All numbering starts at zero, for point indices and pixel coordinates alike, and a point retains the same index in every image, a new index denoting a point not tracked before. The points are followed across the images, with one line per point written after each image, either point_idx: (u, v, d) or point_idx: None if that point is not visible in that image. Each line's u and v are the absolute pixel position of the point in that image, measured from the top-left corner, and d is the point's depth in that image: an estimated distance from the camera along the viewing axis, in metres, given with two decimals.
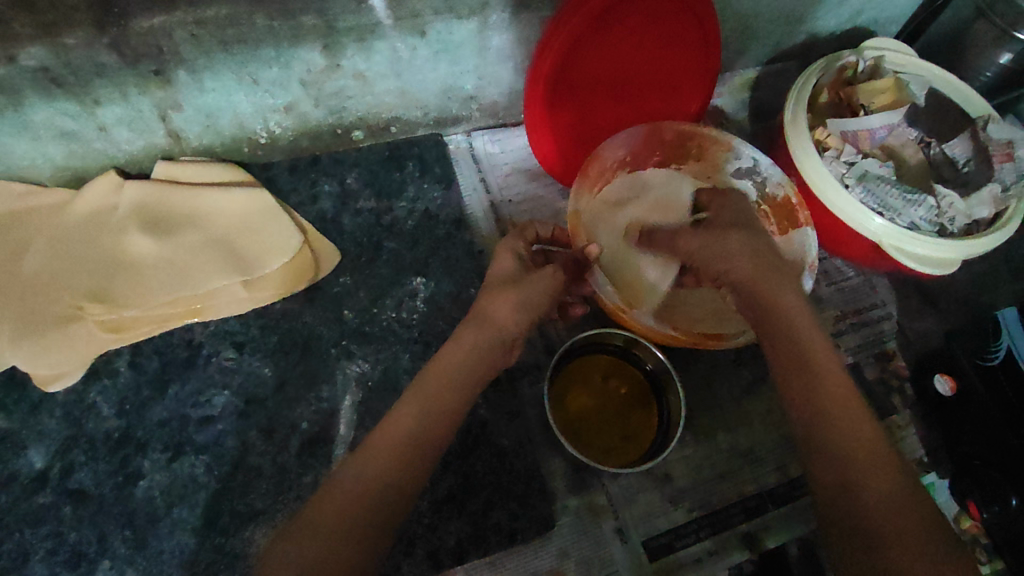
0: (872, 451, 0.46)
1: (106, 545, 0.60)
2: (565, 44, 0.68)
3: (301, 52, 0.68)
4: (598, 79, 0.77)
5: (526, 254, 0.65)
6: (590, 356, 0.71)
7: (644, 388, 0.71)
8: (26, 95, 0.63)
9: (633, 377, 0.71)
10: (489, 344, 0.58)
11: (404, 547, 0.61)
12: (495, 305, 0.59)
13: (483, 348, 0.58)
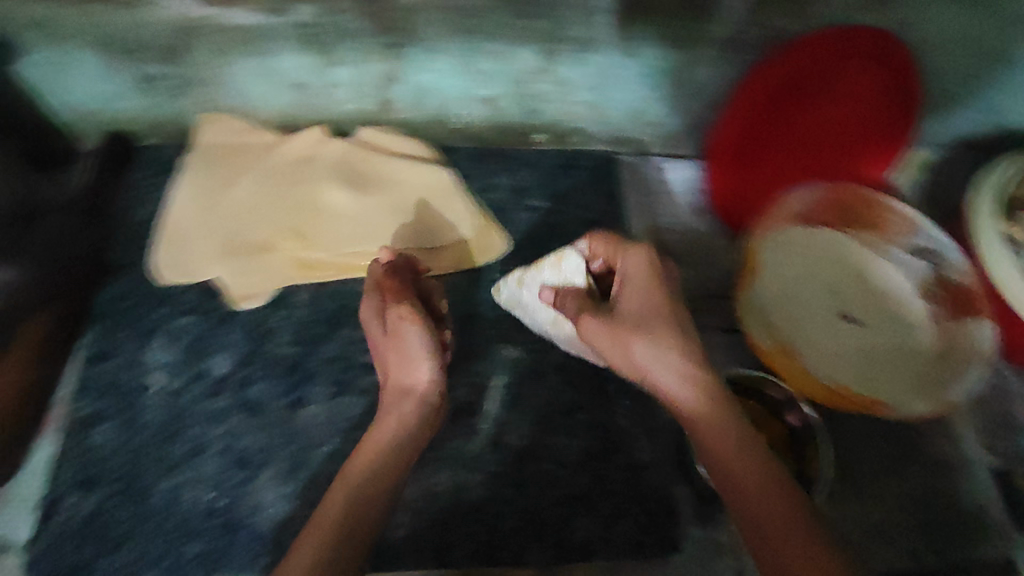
0: (782, 542, 0.51)
1: (270, 456, 0.65)
2: (756, 98, 0.73)
3: (523, 51, 0.71)
4: (785, 134, 0.78)
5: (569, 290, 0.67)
6: (741, 399, 0.73)
7: (782, 438, 0.71)
8: (279, 44, 0.68)
9: (778, 429, 0.71)
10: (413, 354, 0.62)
11: (533, 532, 0.64)
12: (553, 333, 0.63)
13: (395, 354, 0.63)
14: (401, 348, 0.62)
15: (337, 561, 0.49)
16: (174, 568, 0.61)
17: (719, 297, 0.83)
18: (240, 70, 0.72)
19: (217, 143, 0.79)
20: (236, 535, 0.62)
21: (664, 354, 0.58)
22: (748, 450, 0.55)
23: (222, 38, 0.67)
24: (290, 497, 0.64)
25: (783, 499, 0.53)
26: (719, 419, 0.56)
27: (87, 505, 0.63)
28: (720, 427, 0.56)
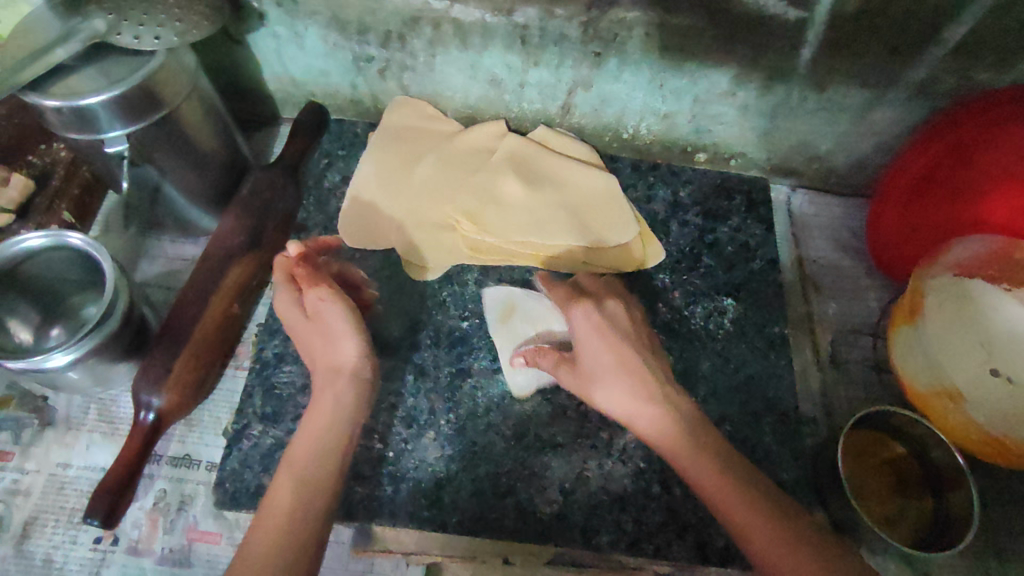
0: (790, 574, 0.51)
1: (434, 418, 0.70)
2: (953, 142, 0.72)
3: (714, 74, 0.74)
4: (947, 200, 0.73)
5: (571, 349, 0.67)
6: (879, 438, 0.75)
7: (918, 482, 0.73)
8: (494, 41, 0.73)
9: (914, 472, 0.73)
10: (313, 335, 0.64)
11: (676, 529, 0.68)
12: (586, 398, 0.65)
13: (314, 338, 0.64)
14: (323, 333, 0.63)
15: (315, 516, 0.55)
16: (343, 506, 0.65)
17: (864, 334, 0.84)
18: (445, 63, 0.77)
19: (403, 124, 0.84)
20: (401, 484, 0.67)
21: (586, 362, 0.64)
22: (700, 455, 0.58)
23: (444, 28, 0.72)
24: (451, 459, 0.68)
25: (775, 528, 0.53)
26: (686, 452, 0.59)
27: (268, 437, 0.67)
28: (662, 429, 0.60)
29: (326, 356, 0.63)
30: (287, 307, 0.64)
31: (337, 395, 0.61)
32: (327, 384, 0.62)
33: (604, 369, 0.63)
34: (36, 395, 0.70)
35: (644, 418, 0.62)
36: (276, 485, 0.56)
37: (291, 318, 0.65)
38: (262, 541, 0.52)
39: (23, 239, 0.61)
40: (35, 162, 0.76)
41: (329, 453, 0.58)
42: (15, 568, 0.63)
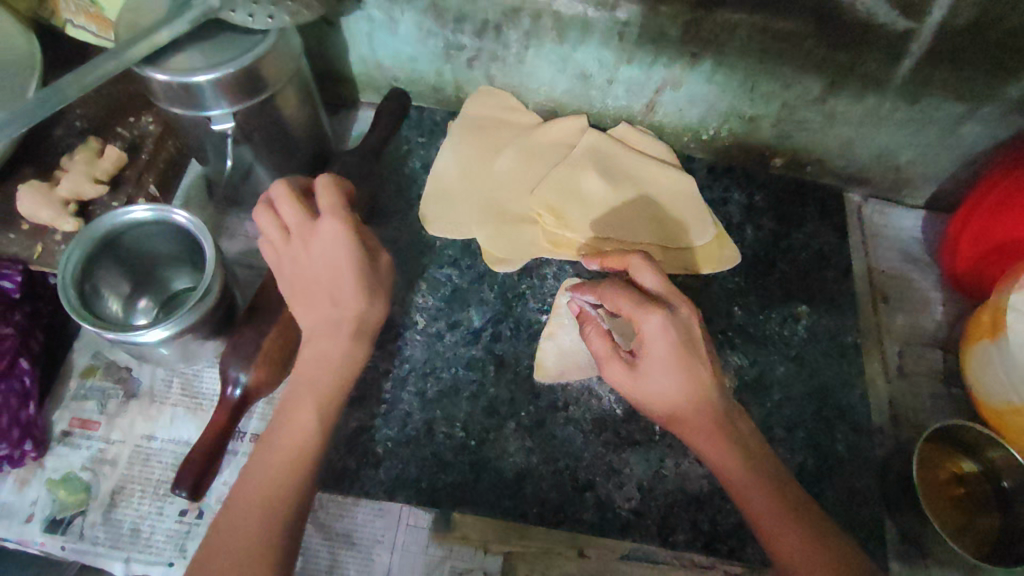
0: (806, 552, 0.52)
1: (514, 409, 0.70)
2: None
3: (808, 80, 0.74)
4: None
5: (666, 301, 0.59)
6: (940, 447, 0.73)
7: (985, 494, 0.71)
8: (591, 36, 0.74)
9: (976, 481, 0.72)
10: (330, 270, 0.57)
11: (751, 533, 0.66)
12: (646, 356, 0.58)
13: (327, 271, 0.57)
14: (337, 273, 0.57)
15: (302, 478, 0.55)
16: (427, 492, 0.66)
17: (933, 347, 0.81)
18: (536, 56, 0.78)
19: (484, 115, 0.84)
20: (483, 473, 0.67)
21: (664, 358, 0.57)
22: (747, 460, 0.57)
23: (543, 21, 0.73)
24: (530, 451, 0.68)
25: (788, 513, 0.54)
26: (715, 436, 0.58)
27: (353, 420, 0.68)
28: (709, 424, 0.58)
29: (332, 295, 0.57)
30: (320, 235, 0.57)
31: (317, 332, 0.58)
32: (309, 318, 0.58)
33: (669, 371, 0.57)
34: (122, 366, 0.71)
35: (700, 410, 0.58)
36: (296, 414, 0.56)
37: (313, 244, 0.57)
38: (269, 475, 0.54)
39: (131, 210, 0.63)
40: (124, 133, 0.77)
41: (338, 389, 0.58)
42: (104, 536, 0.64)
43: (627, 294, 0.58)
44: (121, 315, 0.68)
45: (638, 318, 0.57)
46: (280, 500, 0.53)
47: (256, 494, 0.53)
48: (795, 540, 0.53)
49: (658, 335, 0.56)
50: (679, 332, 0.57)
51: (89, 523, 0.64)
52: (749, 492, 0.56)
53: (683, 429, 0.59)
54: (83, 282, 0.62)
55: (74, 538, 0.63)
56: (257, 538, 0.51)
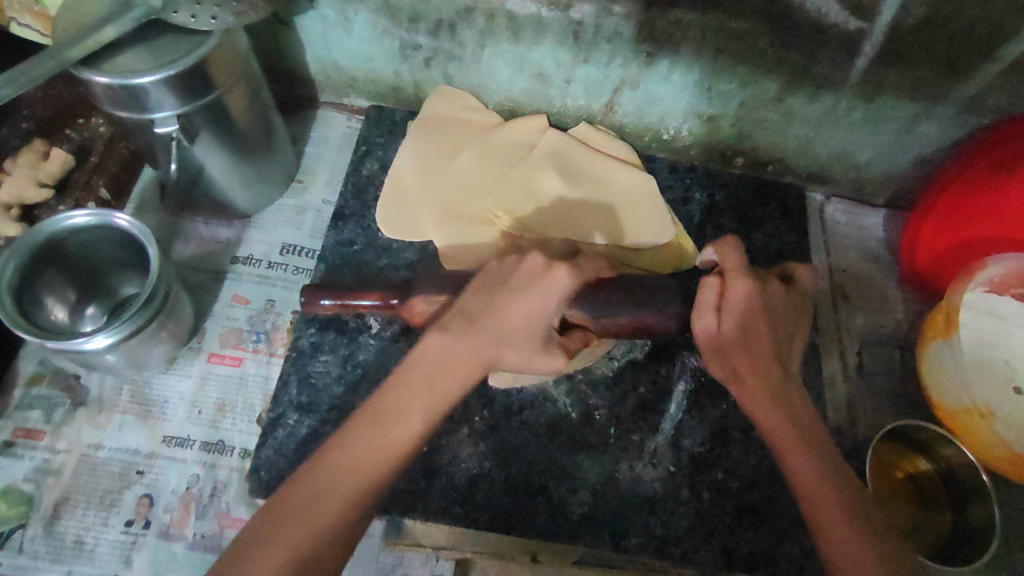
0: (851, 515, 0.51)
1: (468, 414, 0.69)
2: (992, 164, 0.71)
3: (765, 80, 0.74)
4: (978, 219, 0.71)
5: (762, 276, 0.60)
6: (893, 447, 0.73)
7: (939, 495, 0.71)
8: (546, 36, 0.73)
9: (929, 481, 0.72)
10: (528, 310, 0.52)
11: (702, 536, 0.66)
12: (724, 310, 0.59)
13: (517, 307, 0.52)
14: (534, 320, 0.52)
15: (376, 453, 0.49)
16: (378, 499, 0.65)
17: (891, 346, 0.82)
18: (493, 55, 0.78)
19: (443, 113, 0.83)
20: (435, 479, 0.66)
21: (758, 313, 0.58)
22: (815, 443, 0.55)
23: (497, 20, 0.73)
24: (484, 456, 0.67)
25: (839, 480, 0.53)
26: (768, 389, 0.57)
27: (304, 427, 0.67)
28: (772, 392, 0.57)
29: (524, 327, 0.52)
30: (531, 274, 0.53)
31: (451, 361, 0.51)
32: (450, 353, 0.51)
33: (751, 309, 0.58)
34: (69, 373, 0.70)
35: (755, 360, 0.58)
36: (408, 405, 0.50)
37: (508, 281, 0.54)
38: (362, 443, 0.49)
39: (70, 215, 0.62)
40: (73, 135, 0.77)
41: (444, 389, 0.51)
42: (47, 548, 0.63)
43: (734, 250, 0.60)
44: (66, 323, 0.67)
45: (732, 272, 0.59)
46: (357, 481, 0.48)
47: (344, 464, 0.48)
48: (830, 497, 0.52)
49: (742, 303, 0.58)
50: (761, 299, 0.59)
51: (30, 535, 0.63)
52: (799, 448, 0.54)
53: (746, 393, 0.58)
54: (21, 290, 0.60)
55: (14, 552, 0.62)
56: (338, 512, 0.47)
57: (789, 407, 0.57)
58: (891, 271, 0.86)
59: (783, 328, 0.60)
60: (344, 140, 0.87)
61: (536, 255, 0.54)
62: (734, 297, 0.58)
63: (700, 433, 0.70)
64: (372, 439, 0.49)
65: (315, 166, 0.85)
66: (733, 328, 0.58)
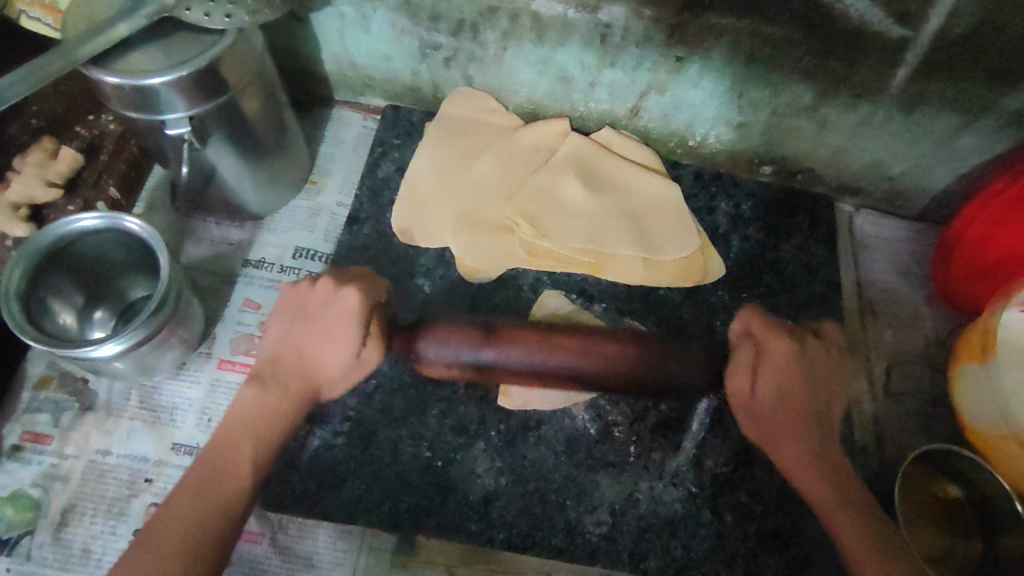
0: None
1: (484, 429, 0.67)
2: None
3: (799, 88, 0.71)
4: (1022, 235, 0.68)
5: (797, 333, 0.64)
6: (923, 470, 0.70)
7: (966, 522, 0.69)
8: (572, 38, 0.71)
9: (958, 506, 0.69)
10: (340, 342, 0.59)
11: (723, 559, 0.64)
12: (761, 369, 0.63)
13: (320, 334, 0.60)
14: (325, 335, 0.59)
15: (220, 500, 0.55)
16: (391, 515, 0.63)
17: (921, 365, 0.79)
18: (515, 57, 0.75)
19: (462, 116, 0.80)
20: (449, 495, 0.64)
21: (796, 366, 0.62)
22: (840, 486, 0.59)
23: (522, 21, 0.70)
24: (499, 473, 0.65)
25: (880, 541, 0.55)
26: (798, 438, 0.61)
27: (316, 438, 0.66)
28: (808, 449, 0.61)
29: (333, 359, 0.60)
30: (324, 297, 0.60)
31: (263, 405, 0.59)
32: (266, 398, 0.59)
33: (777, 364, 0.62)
34: (77, 377, 0.69)
35: (790, 422, 0.62)
36: (234, 450, 0.57)
37: (308, 305, 0.61)
38: (227, 450, 0.57)
39: (80, 218, 0.60)
40: (83, 133, 0.75)
41: (269, 418, 0.59)
42: (53, 557, 0.61)
43: (759, 317, 0.64)
44: (75, 329, 0.65)
45: (768, 356, 0.62)
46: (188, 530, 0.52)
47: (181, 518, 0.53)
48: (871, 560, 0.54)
49: (780, 362, 0.62)
50: (800, 366, 0.62)
51: (37, 543, 0.62)
52: (838, 498, 0.58)
53: (779, 448, 0.62)
54: (29, 295, 0.59)
55: (21, 559, 0.61)
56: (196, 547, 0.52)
57: (814, 450, 0.61)
58: (921, 287, 0.83)
59: (824, 382, 0.63)
60: (360, 140, 0.85)
61: (326, 278, 0.61)
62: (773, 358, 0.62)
63: (723, 453, 0.68)
64: (249, 439, 0.58)
65: (330, 167, 0.83)
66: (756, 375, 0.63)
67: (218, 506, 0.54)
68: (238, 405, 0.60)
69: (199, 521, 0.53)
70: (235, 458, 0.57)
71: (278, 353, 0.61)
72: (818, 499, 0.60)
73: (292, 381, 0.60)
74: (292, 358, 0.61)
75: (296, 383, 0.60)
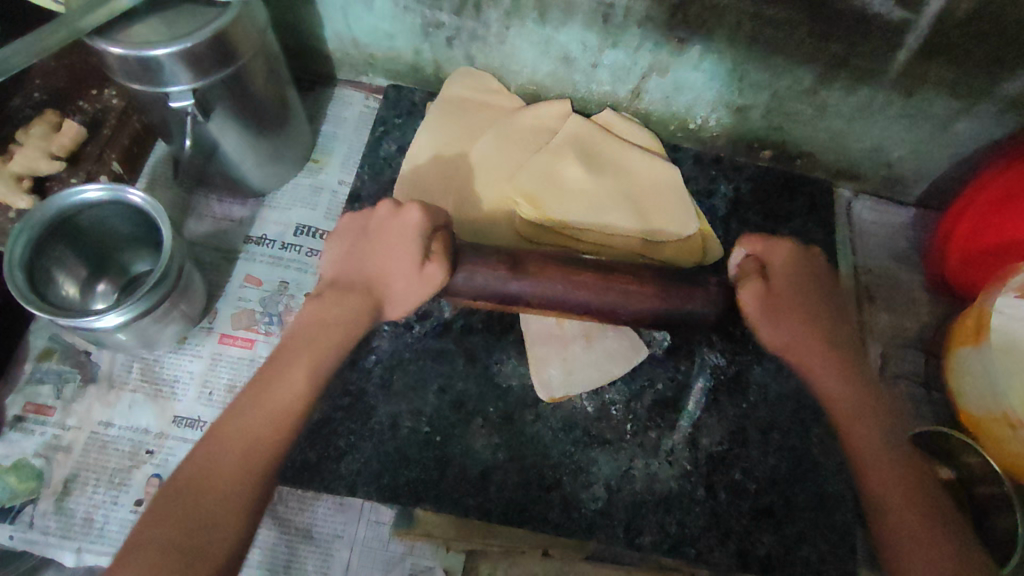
0: (900, 477, 0.58)
1: (482, 405, 0.68)
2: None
3: (799, 70, 0.71)
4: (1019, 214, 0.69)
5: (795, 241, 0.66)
6: None
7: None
8: (574, 18, 0.71)
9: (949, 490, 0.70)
10: (398, 254, 0.58)
11: (717, 536, 0.65)
12: (772, 271, 0.63)
13: (384, 248, 0.59)
14: (394, 247, 0.59)
15: (267, 431, 0.55)
16: (390, 489, 0.64)
17: (916, 349, 0.80)
18: (518, 36, 0.75)
19: (463, 95, 0.80)
20: (448, 469, 0.65)
21: (800, 270, 0.63)
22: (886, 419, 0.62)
23: (525, 0, 0.71)
24: (497, 448, 0.66)
25: (900, 455, 0.59)
26: (834, 366, 0.62)
27: (316, 413, 0.66)
28: (843, 365, 0.62)
29: (399, 274, 0.59)
30: (385, 216, 0.61)
31: (326, 315, 0.60)
32: (328, 305, 0.60)
33: (788, 276, 0.63)
34: (80, 350, 0.69)
35: (815, 352, 0.62)
36: (287, 370, 0.57)
37: (368, 224, 0.62)
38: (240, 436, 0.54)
39: (82, 190, 0.60)
40: (86, 107, 0.75)
41: (327, 331, 0.59)
42: (56, 525, 0.62)
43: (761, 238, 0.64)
44: (78, 300, 0.66)
45: (775, 256, 0.63)
46: (251, 448, 0.54)
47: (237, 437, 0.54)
48: (881, 459, 0.60)
49: (782, 267, 0.63)
50: (802, 270, 0.64)
51: (41, 511, 0.63)
52: (851, 412, 0.61)
53: (823, 380, 0.63)
54: (33, 266, 0.59)
55: (25, 527, 0.62)
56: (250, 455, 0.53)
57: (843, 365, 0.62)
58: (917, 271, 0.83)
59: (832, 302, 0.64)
60: (362, 120, 0.85)
61: (389, 201, 0.61)
62: (779, 253, 0.63)
63: (718, 432, 0.69)
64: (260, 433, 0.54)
65: (332, 146, 0.83)
66: (770, 310, 0.62)
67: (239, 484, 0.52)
68: (303, 319, 0.61)
69: (254, 439, 0.54)
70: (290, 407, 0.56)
71: (341, 270, 0.62)
72: (845, 406, 0.62)
73: (354, 297, 0.60)
74: (355, 275, 0.61)
75: (364, 292, 0.60)
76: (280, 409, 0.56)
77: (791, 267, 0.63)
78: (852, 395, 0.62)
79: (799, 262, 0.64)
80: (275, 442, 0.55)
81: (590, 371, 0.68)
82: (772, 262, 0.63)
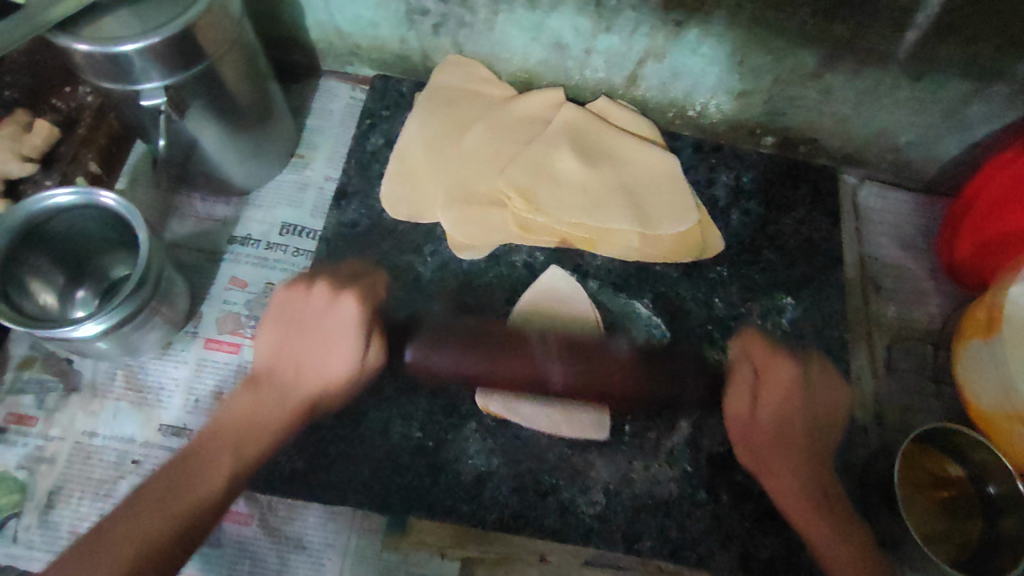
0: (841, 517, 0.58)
1: (476, 409, 0.66)
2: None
3: (802, 53, 0.68)
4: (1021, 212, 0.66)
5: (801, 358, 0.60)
6: (921, 448, 0.69)
7: (967, 500, 0.67)
8: (566, 1, 0.68)
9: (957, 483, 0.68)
10: (328, 358, 0.56)
11: (718, 539, 0.63)
12: (765, 389, 0.59)
13: (313, 347, 0.57)
14: (332, 338, 0.56)
15: (170, 491, 0.52)
16: (381, 496, 0.62)
17: (923, 342, 0.77)
18: (507, 22, 0.72)
19: (452, 84, 0.77)
20: (440, 476, 0.63)
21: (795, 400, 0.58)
22: (807, 402, 0.59)
23: None
24: (492, 453, 0.64)
25: (815, 503, 0.58)
26: (784, 460, 0.59)
27: (304, 420, 0.65)
28: (799, 466, 0.59)
29: (327, 365, 0.56)
30: (320, 306, 0.56)
31: (252, 411, 0.56)
32: (260, 400, 0.57)
33: (784, 379, 0.58)
34: (61, 357, 0.67)
35: (782, 448, 0.59)
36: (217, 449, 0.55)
37: (304, 314, 0.57)
38: (166, 494, 0.52)
39: (54, 194, 0.58)
40: (59, 105, 0.73)
41: (254, 433, 0.56)
42: (40, 539, 0.61)
43: (761, 341, 0.59)
44: (56, 308, 0.64)
45: (768, 386, 0.59)
46: (181, 479, 0.53)
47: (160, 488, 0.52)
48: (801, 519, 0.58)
49: (782, 386, 0.58)
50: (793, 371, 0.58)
51: (24, 525, 0.61)
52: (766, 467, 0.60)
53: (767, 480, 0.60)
54: (6, 273, 0.57)
55: (7, 541, 0.60)
56: (174, 485, 0.52)
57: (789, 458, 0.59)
58: (925, 261, 0.80)
59: (825, 395, 0.60)
60: (348, 112, 0.83)
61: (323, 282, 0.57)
62: (783, 373, 0.58)
63: (720, 432, 0.66)
64: (186, 487, 0.52)
65: (317, 140, 0.81)
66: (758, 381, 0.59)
67: (178, 515, 0.51)
68: (232, 410, 0.57)
69: (182, 493, 0.52)
70: (183, 513, 0.51)
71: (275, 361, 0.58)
72: (795, 509, 0.59)
73: (287, 391, 0.57)
74: (287, 371, 0.57)
75: (291, 396, 0.57)
76: (204, 489, 0.53)
77: (778, 394, 0.58)
78: (797, 473, 0.59)
79: (794, 402, 0.58)
80: (186, 518, 0.51)
81: (538, 414, 0.64)
82: (779, 372, 0.58)
